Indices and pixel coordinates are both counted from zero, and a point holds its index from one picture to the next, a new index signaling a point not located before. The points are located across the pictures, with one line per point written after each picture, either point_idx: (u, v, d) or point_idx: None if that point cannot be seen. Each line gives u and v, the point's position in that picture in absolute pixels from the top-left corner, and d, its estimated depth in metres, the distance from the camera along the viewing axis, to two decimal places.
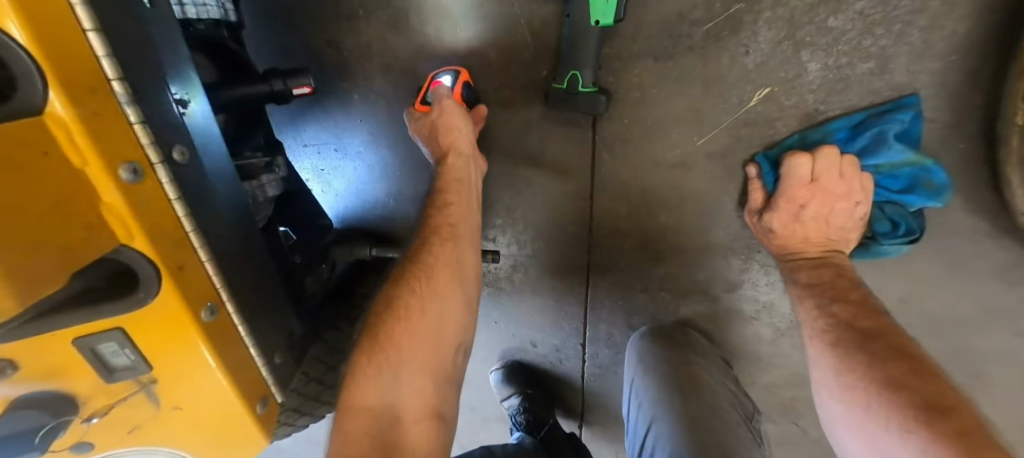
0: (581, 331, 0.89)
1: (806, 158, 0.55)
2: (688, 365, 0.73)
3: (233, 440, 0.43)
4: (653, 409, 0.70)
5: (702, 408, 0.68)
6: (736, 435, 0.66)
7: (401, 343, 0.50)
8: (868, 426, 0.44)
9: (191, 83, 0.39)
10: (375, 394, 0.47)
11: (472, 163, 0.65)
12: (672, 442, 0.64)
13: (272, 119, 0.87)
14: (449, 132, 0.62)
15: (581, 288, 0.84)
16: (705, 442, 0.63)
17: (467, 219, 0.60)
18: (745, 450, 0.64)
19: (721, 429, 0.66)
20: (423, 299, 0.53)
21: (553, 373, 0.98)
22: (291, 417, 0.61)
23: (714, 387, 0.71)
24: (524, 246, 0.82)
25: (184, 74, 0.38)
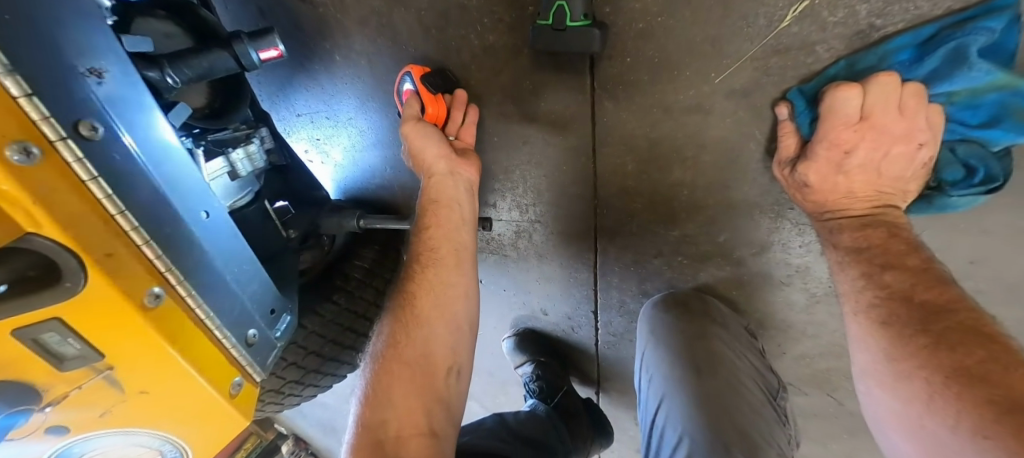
0: (592, 299, 0.84)
1: (855, 91, 0.43)
2: (704, 338, 0.67)
3: (212, 418, 0.44)
4: (665, 385, 0.66)
5: (720, 385, 0.63)
6: (756, 413, 0.62)
7: (393, 368, 0.59)
8: (924, 425, 0.37)
9: (110, 48, 0.35)
10: (374, 414, 0.56)
11: (462, 181, 0.64)
12: (684, 421, 0.62)
13: (257, 89, 0.83)
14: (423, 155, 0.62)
15: (590, 253, 0.77)
16: (719, 421, 0.60)
17: (449, 238, 0.63)
18: (766, 430, 0.60)
19: (739, 407, 0.61)
20: (412, 329, 0.61)
21: (566, 340, 0.95)
22: (293, 388, 0.65)
23: (734, 362, 0.66)
24: (526, 211, 0.77)
25: (97, 36, 0.34)
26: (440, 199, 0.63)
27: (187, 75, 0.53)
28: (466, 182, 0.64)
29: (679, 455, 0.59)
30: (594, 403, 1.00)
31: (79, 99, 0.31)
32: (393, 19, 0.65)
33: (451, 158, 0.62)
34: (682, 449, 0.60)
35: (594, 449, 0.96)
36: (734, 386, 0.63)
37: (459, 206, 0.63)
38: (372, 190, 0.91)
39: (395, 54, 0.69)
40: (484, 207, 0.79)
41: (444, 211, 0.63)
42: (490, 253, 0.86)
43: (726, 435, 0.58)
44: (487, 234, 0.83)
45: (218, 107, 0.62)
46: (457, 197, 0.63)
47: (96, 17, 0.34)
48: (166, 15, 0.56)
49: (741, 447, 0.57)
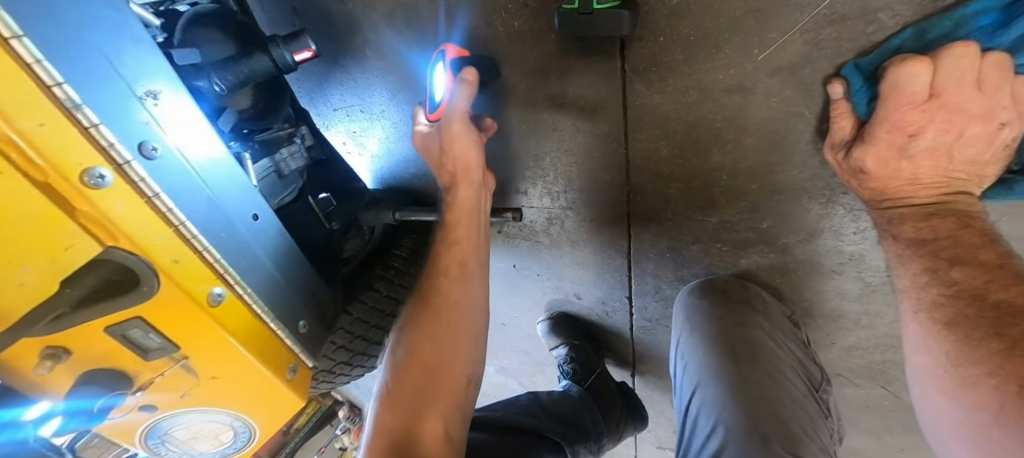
0: (626, 284, 0.83)
1: (924, 66, 0.37)
2: (743, 326, 0.65)
3: (273, 400, 0.48)
4: (701, 373, 0.65)
5: (761, 374, 0.61)
6: (798, 404, 0.60)
7: (414, 377, 0.61)
8: (990, 436, 0.35)
9: (163, 71, 0.37)
10: (395, 418, 0.60)
11: (483, 195, 0.68)
12: (719, 409, 0.61)
13: (295, 85, 0.86)
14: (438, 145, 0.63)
15: (624, 239, 0.76)
16: (759, 410, 0.58)
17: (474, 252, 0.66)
18: (807, 422, 0.59)
19: (779, 397, 0.60)
20: (441, 319, 0.63)
21: (601, 323, 0.96)
22: (344, 368, 0.70)
23: (775, 351, 0.64)
24: (557, 198, 0.76)
25: (151, 62, 0.36)
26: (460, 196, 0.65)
27: (229, 80, 0.57)
28: (485, 196, 0.68)
29: (713, 442, 0.59)
30: (627, 386, 1.02)
31: (137, 123, 0.34)
32: (419, 12, 0.65)
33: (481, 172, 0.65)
34: (717, 436, 0.59)
35: (629, 432, 0.97)
36: (774, 375, 0.61)
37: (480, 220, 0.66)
38: (407, 179, 0.94)
39: (424, 47, 0.69)
40: (514, 195, 0.80)
41: (468, 224, 0.65)
42: (523, 240, 0.87)
43: (765, 425, 0.57)
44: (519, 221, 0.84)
45: (263, 106, 0.64)
46: (479, 212, 0.67)
47: (146, 41, 0.36)
48: (208, 24, 0.57)
49: (781, 439, 0.55)
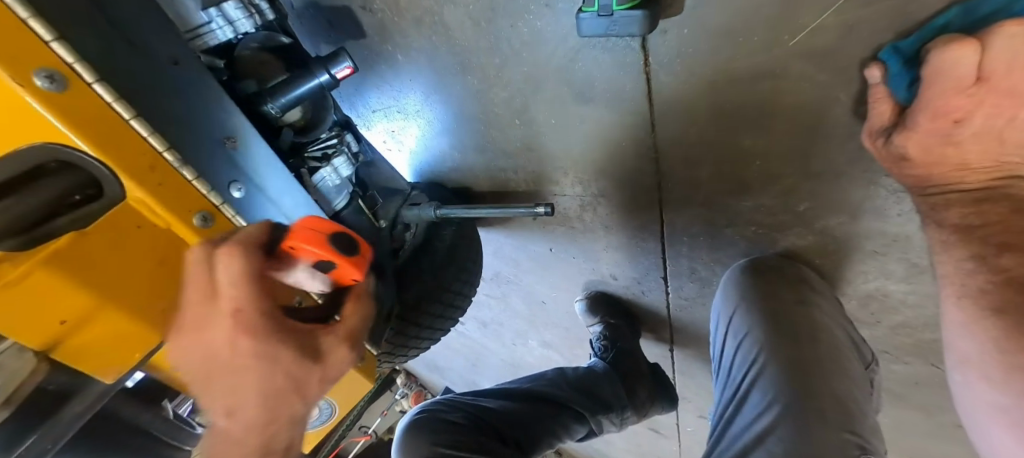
0: (660, 265, 0.86)
1: (972, 49, 0.35)
2: (803, 304, 0.67)
3: (349, 384, 0.57)
4: (754, 351, 0.67)
5: (820, 353, 0.64)
6: (851, 379, 0.63)
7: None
8: None
9: (240, 118, 0.43)
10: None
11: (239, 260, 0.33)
12: (777, 389, 0.63)
13: (336, 92, 0.92)
14: (253, 323, 0.34)
15: (659, 222, 0.78)
16: (814, 387, 0.62)
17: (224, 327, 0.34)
18: (862, 399, 0.62)
19: (837, 376, 0.62)
20: None
21: (637, 301, 0.99)
22: (400, 350, 0.80)
23: (833, 329, 0.66)
24: (589, 186, 0.79)
25: (231, 113, 0.42)
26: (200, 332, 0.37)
27: (286, 103, 0.63)
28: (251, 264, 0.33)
29: (766, 418, 0.62)
30: (661, 368, 1.08)
31: (217, 173, 0.40)
32: (443, 19, 0.67)
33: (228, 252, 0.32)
34: (770, 414, 0.62)
35: (656, 412, 1.04)
36: (834, 355, 0.64)
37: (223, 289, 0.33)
38: (445, 172, 0.99)
39: (452, 53, 0.72)
40: (550, 184, 0.84)
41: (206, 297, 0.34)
42: (558, 225, 0.91)
43: (820, 402, 0.60)
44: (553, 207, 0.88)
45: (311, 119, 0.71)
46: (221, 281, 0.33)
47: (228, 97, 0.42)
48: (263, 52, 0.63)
49: (841, 417, 0.59)
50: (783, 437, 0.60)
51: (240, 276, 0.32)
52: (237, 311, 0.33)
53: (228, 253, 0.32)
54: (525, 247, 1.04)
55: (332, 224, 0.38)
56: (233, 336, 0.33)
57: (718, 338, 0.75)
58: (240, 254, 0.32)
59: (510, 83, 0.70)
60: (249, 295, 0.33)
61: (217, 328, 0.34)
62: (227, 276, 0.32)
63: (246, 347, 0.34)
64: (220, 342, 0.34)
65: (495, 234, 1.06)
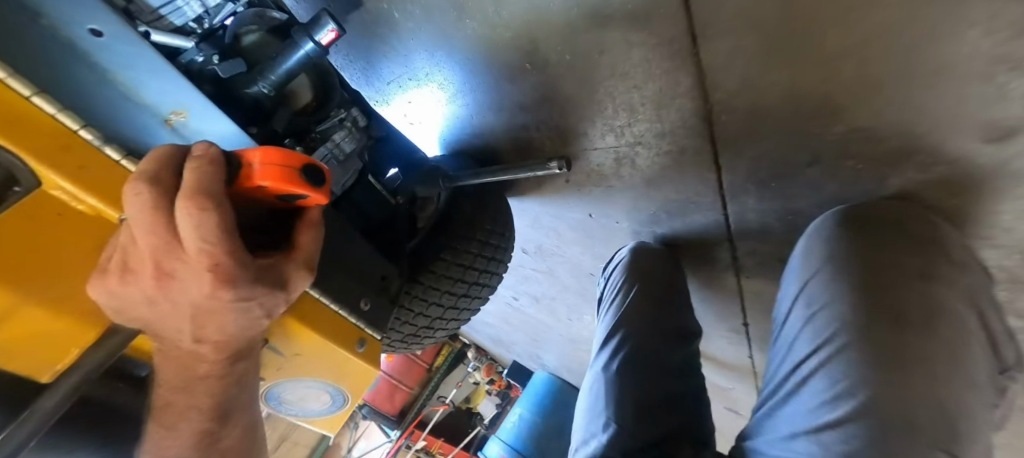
0: (721, 222, 0.73)
1: None
2: (926, 278, 0.52)
3: (354, 370, 0.53)
4: (829, 328, 0.54)
5: (934, 342, 0.49)
6: (966, 382, 0.50)
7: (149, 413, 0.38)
8: None
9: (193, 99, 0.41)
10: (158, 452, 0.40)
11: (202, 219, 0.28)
12: (857, 379, 0.50)
13: (348, 70, 0.88)
14: (236, 275, 0.31)
15: (715, 166, 0.64)
16: (911, 383, 0.48)
17: (192, 277, 0.30)
18: (970, 405, 0.49)
19: (949, 376, 0.49)
20: None
21: (699, 266, 0.86)
22: (427, 331, 0.77)
23: (959, 315, 0.51)
24: (623, 135, 0.67)
25: (180, 95, 0.40)
26: (142, 268, 0.31)
27: (276, 81, 0.59)
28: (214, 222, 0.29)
29: (833, 411, 0.51)
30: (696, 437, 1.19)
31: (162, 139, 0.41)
32: None
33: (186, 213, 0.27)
34: (840, 408, 0.50)
35: None
36: (951, 351, 0.50)
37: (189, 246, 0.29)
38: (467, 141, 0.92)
39: None
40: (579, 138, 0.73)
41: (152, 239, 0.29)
42: (595, 186, 0.80)
43: (909, 404, 0.47)
44: (585, 165, 0.77)
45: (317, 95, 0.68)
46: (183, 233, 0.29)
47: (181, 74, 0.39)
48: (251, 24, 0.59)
49: (936, 428, 0.47)
50: (854, 437, 0.48)
51: (214, 231, 0.29)
52: (219, 269, 0.30)
53: (197, 210, 0.28)
54: (562, 216, 0.94)
55: (291, 155, 0.36)
56: (213, 291, 0.30)
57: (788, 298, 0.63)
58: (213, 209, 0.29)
59: (512, 19, 0.59)
60: (226, 251, 0.30)
61: (192, 282, 0.30)
62: (203, 238, 0.28)
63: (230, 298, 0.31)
64: (203, 298, 0.31)
65: (530, 204, 0.96)
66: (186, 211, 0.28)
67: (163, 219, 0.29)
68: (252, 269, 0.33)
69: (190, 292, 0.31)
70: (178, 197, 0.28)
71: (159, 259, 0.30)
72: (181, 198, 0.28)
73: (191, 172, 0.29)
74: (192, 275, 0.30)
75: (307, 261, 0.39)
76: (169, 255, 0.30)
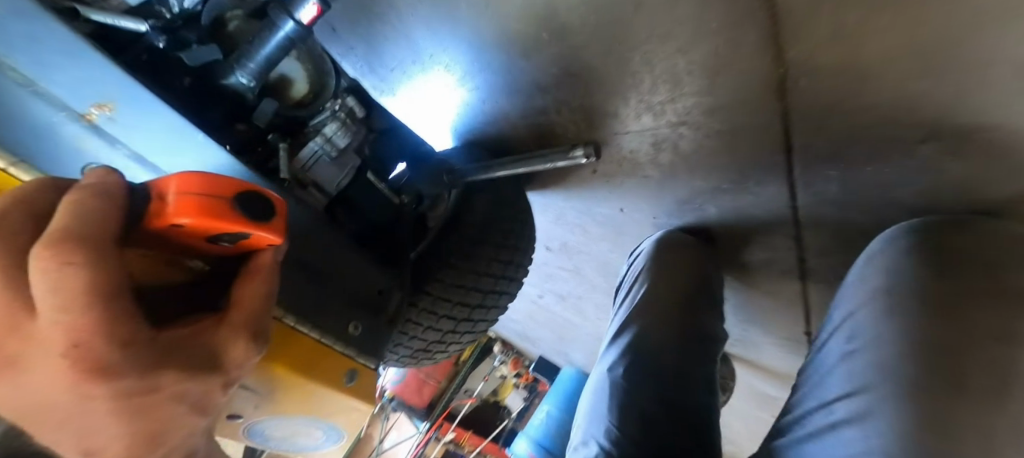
0: (786, 214, 0.61)
1: None
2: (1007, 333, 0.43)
3: (344, 405, 0.46)
4: (868, 375, 0.48)
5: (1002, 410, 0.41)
6: None
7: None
8: None
9: (119, 82, 0.34)
10: None
11: (57, 279, 0.22)
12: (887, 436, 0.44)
13: (349, 59, 0.79)
14: (114, 364, 0.24)
15: (786, 146, 0.52)
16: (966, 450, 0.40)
17: (44, 355, 0.23)
18: None
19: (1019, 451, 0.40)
20: None
21: (754, 264, 0.74)
22: (438, 345, 0.70)
23: None
24: (662, 114, 0.56)
25: (97, 76, 0.34)
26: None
27: (258, 70, 0.50)
28: (78, 285, 0.22)
29: None
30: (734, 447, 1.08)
31: (69, 134, 0.36)
32: None
33: (49, 260, 0.21)
34: None
35: None
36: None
37: (44, 313, 0.22)
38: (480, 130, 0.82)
39: None
40: (608, 121, 0.62)
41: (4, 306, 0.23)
42: (627, 177, 0.69)
43: None
44: (615, 153, 0.66)
45: (313, 85, 0.59)
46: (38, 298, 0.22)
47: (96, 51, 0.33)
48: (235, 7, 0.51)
49: None
50: None
51: (80, 299, 0.22)
52: (80, 353, 0.22)
53: (58, 263, 0.22)
54: (588, 211, 0.83)
55: (224, 184, 0.31)
56: (76, 381, 0.23)
57: (832, 335, 0.57)
58: (82, 262, 0.22)
59: None
60: (94, 328, 0.22)
61: (45, 366, 0.24)
62: (59, 299, 0.22)
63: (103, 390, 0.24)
64: (53, 383, 0.24)
65: (552, 198, 0.86)
66: (40, 265, 0.21)
67: (17, 272, 0.24)
68: (146, 349, 0.26)
69: (52, 379, 0.24)
70: (36, 245, 0.22)
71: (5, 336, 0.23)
72: (36, 248, 0.22)
73: (65, 211, 0.24)
74: (44, 354, 0.23)
75: (241, 326, 0.33)
76: (18, 328, 0.23)
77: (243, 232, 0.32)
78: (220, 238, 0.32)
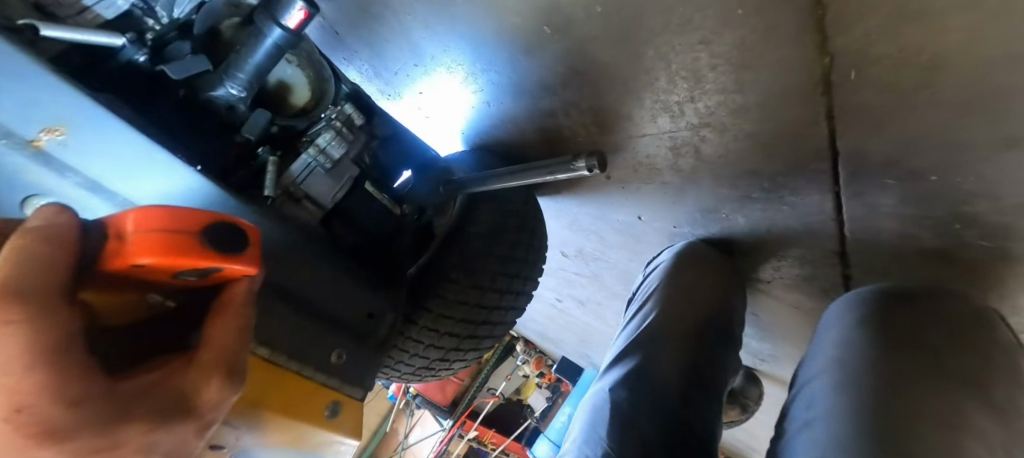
0: (829, 225, 0.53)
1: None
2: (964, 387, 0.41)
3: (325, 440, 0.43)
4: (831, 430, 0.41)
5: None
6: None
7: None
8: None
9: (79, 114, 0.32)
10: None
11: (9, 333, 0.19)
12: None
13: (353, 63, 0.77)
14: (66, 427, 0.20)
15: (830, 151, 0.45)
16: None
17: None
18: None
19: None
20: None
21: (790, 277, 0.66)
22: (442, 363, 0.67)
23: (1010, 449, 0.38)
24: (681, 116, 0.50)
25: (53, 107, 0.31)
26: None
27: (250, 79, 0.47)
28: (25, 337, 0.19)
29: None
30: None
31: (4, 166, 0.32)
32: None
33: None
34: None
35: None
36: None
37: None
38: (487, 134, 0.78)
39: None
40: (621, 124, 0.56)
41: None
42: (645, 183, 0.63)
43: None
44: (631, 158, 0.60)
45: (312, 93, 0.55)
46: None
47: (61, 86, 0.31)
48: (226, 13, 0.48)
49: None
50: None
51: (20, 359, 0.19)
52: (22, 421, 0.19)
53: (0, 318, 0.19)
54: (603, 218, 0.77)
55: (186, 216, 0.27)
56: (25, 452, 0.20)
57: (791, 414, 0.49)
58: (25, 317, 0.20)
59: None
60: (40, 388, 0.19)
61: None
62: (4, 358, 0.19)
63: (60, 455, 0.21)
64: None
65: (566, 203, 0.81)
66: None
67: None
68: (108, 400, 0.22)
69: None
70: None
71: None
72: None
73: (10, 257, 0.21)
74: None
75: (212, 364, 0.27)
76: None
77: (218, 265, 0.28)
78: (194, 273, 0.28)
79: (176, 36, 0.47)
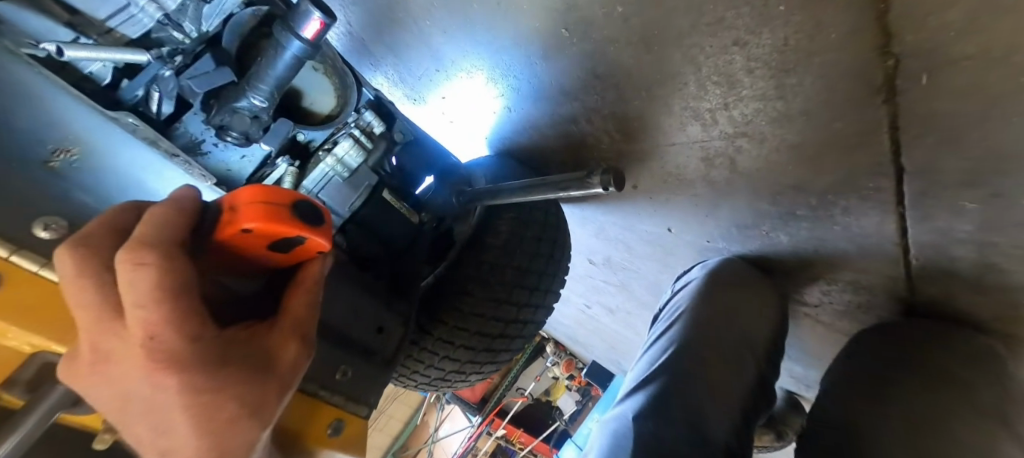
0: (889, 248, 0.47)
1: None
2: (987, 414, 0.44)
3: None
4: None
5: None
6: None
7: None
8: None
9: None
10: None
11: (135, 275, 0.19)
12: None
13: (378, 69, 0.77)
14: (188, 359, 0.20)
15: (893, 167, 0.39)
16: None
17: (123, 347, 0.20)
18: None
19: None
20: None
21: (841, 300, 0.59)
22: (457, 375, 0.66)
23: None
24: (714, 123, 0.45)
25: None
26: (83, 350, 0.22)
27: (273, 90, 0.45)
28: (151, 278, 0.19)
29: None
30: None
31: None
32: None
33: (131, 259, 0.19)
34: None
35: None
36: None
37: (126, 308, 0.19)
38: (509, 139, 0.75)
39: None
40: (648, 132, 0.52)
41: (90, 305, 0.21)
42: (676, 194, 0.58)
43: None
44: (659, 168, 0.56)
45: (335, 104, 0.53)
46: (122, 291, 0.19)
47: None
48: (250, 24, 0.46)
49: None
50: None
51: (151, 295, 0.19)
52: (155, 348, 0.19)
53: (132, 264, 0.19)
54: (631, 228, 0.73)
55: (281, 192, 0.28)
56: (150, 379, 0.20)
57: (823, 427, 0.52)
58: (155, 262, 0.19)
59: None
60: (166, 322, 0.19)
61: (129, 368, 0.20)
62: (138, 296, 0.19)
63: (176, 391, 0.20)
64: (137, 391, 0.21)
65: (591, 211, 0.77)
66: (123, 267, 0.19)
67: (110, 287, 0.21)
68: (218, 346, 0.22)
69: (136, 389, 0.20)
70: (119, 250, 0.20)
71: (92, 336, 0.21)
72: (120, 252, 0.19)
73: (149, 217, 0.22)
74: (126, 354, 0.20)
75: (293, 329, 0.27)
76: (107, 330, 0.21)
77: (306, 236, 0.28)
78: (284, 247, 0.29)
79: (205, 50, 0.45)
